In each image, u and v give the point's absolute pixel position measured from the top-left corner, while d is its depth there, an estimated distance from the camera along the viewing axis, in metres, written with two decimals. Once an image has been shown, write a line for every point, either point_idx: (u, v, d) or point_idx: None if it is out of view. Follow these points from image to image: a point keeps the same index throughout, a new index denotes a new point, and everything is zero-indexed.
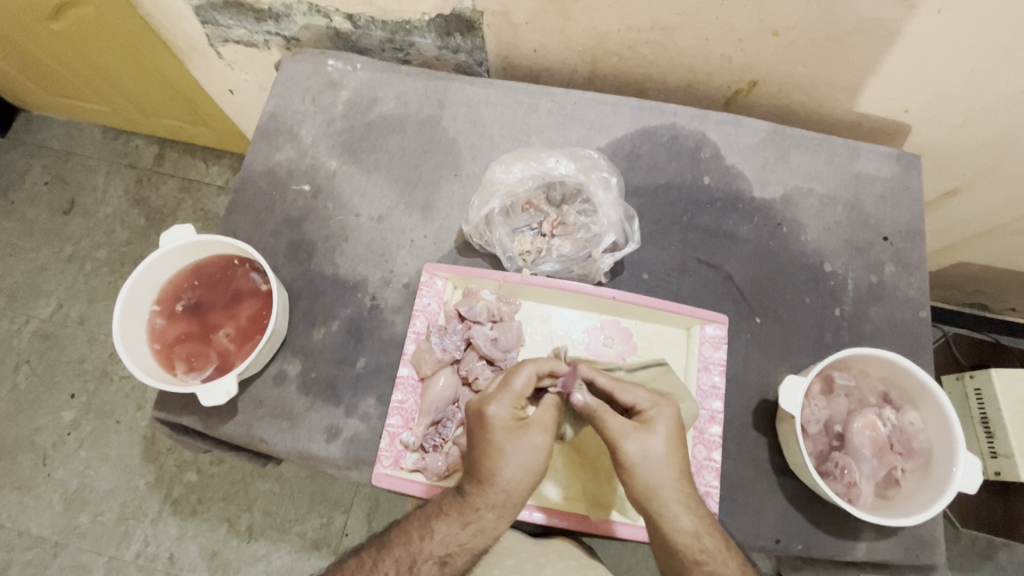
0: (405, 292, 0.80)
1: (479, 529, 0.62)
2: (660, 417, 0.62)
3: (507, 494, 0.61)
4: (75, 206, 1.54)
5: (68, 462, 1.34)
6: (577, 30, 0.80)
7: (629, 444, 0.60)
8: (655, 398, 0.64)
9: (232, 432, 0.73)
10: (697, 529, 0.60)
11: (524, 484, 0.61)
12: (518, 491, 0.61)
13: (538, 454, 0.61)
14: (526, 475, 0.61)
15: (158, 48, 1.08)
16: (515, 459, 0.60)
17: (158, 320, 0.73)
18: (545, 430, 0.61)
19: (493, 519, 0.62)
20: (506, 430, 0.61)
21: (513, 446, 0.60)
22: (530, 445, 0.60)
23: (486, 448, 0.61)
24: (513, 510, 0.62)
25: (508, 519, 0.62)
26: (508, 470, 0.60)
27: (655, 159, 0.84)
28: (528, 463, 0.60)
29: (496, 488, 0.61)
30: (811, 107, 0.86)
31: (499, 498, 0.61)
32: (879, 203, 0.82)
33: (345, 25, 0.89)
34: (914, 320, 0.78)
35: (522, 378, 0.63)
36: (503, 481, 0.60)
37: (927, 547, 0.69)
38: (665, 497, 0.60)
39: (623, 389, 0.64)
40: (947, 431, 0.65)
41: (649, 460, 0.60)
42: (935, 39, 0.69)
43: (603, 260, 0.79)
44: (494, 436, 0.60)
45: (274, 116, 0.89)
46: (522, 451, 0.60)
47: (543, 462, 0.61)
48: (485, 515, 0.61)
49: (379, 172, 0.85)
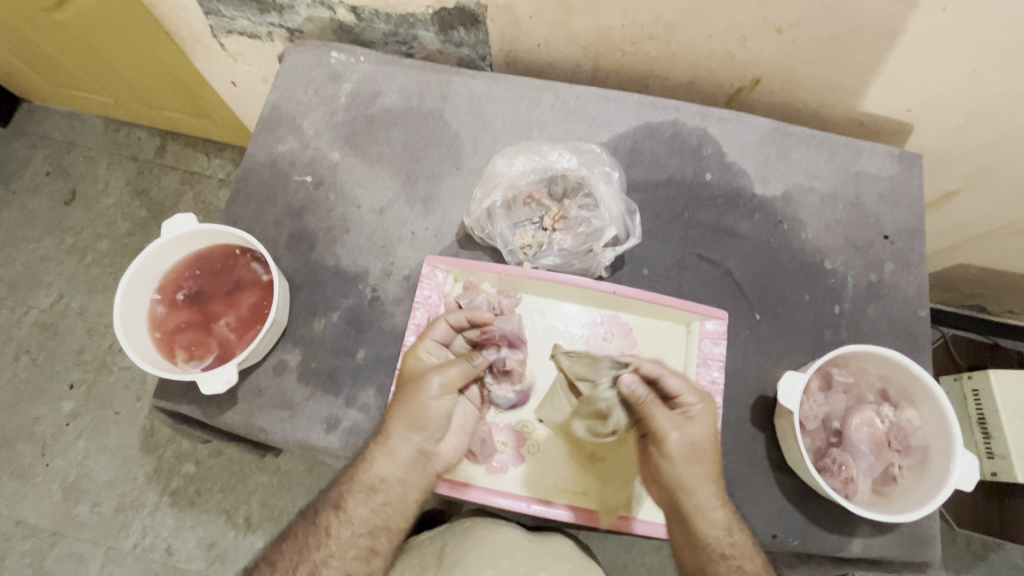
0: (405, 284, 0.80)
1: (366, 462, 0.67)
2: (701, 414, 0.65)
3: (387, 427, 0.67)
4: (76, 197, 1.54)
5: (67, 452, 1.35)
6: (581, 24, 0.80)
7: (675, 433, 0.64)
8: (692, 389, 0.66)
9: (232, 421, 0.73)
10: (728, 522, 0.64)
11: (405, 419, 0.67)
12: (402, 425, 0.67)
13: (423, 393, 0.67)
14: (410, 412, 0.67)
15: (161, 40, 1.08)
16: (402, 391, 0.68)
17: (160, 308, 0.73)
18: (440, 374, 0.67)
19: (376, 456, 0.67)
20: (410, 365, 0.69)
21: (408, 380, 0.68)
22: (417, 379, 0.68)
23: (396, 387, 0.70)
24: (392, 446, 0.66)
25: (390, 460, 0.66)
26: (398, 400, 0.68)
27: (657, 155, 0.84)
28: (411, 400, 0.67)
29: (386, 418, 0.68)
30: (812, 106, 0.86)
31: (382, 429, 0.68)
32: (880, 201, 0.82)
33: (348, 18, 0.89)
34: (913, 319, 0.78)
35: (439, 329, 0.71)
36: (393, 417, 0.67)
37: (923, 543, 0.69)
38: (701, 493, 0.64)
39: (669, 376, 0.65)
40: (945, 428, 0.65)
41: (689, 453, 0.64)
42: (938, 39, 0.69)
43: (604, 254, 0.79)
44: (404, 374, 0.69)
45: (277, 107, 0.89)
46: (411, 389, 0.67)
47: (424, 402, 0.67)
48: (372, 450, 0.67)
49: (381, 165, 0.86)
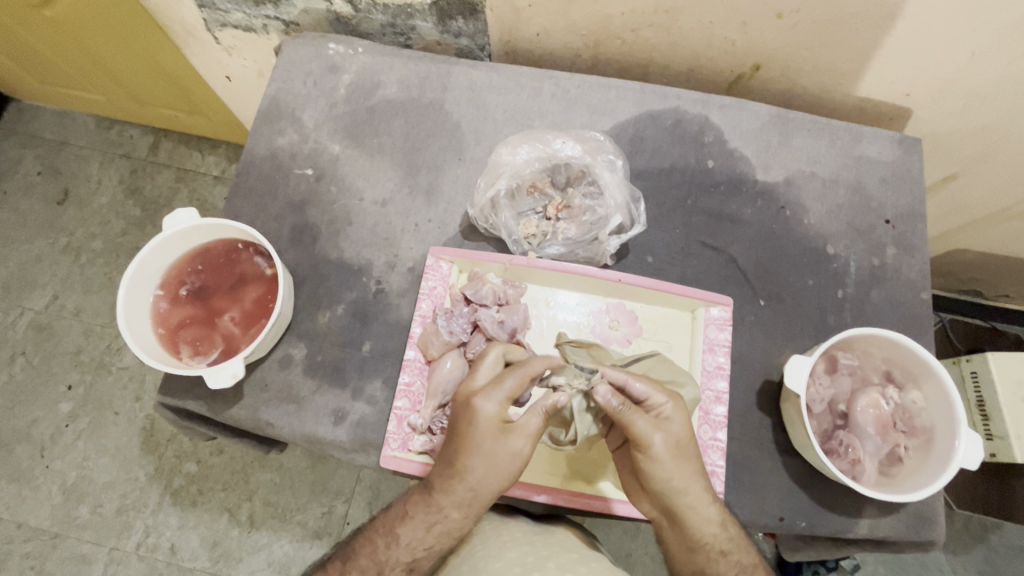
0: (409, 276, 0.80)
1: (448, 523, 0.64)
2: (674, 416, 0.63)
3: (463, 487, 0.63)
4: (69, 197, 1.53)
5: (67, 454, 1.34)
6: (581, 13, 0.80)
7: (658, 439, 0.61)
8: (659, 388, 0.64)
9: (238, 416, 0.73)
10: (722, 518, 0.64)
11: (494, 485, 0.63)
12: (489, 491, 0.63)
13: (515, 459, 0.62)
14: (500, 481, 0.62)
15: (152, 33, 1.06)
16: (489, 462, 0.62)
17: (162, 304, 0.72)
18: (531, 437, 0.62)
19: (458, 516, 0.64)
20: (488, 432, 0.62)
21: (490, 448, 0.62)
22: (506, 449, 0.62)
23: (466, 448, 0.62)
24: (481, 509, 0.64)
25: (475, 518, 0.65)
26: (478, 464, 0.62)
27: (659, 142, 0.84)
28: (496, 465, 0.62)
29: (465, 482, 0.62)
30: (813, 90, 0.86)
31: (467, 495, 0.63)
32: (881, 185, 0.83)
33: (345, 9, 0.88)
34: (915, 302, 0.79)
35: (515, 380, 0.63)
36: (476, 484, 0.62)
37: (927, 523, 0.70)
38: (691, 493, 0.62)
39: (633, 381, 0.63)
40: (950, 408, 0.65)
41: (677, 457, 0.62)
42: (937, 22, 0.69)
43: (609, 242, 0.79)
44: (481, 439, 0.62)
45: (275, 99, 0.88)
46: (503, 457, 0.62)
47: (519, 467, 0.63)
48: (452, 514, 0.64)
49: (382, 157, 0.85)
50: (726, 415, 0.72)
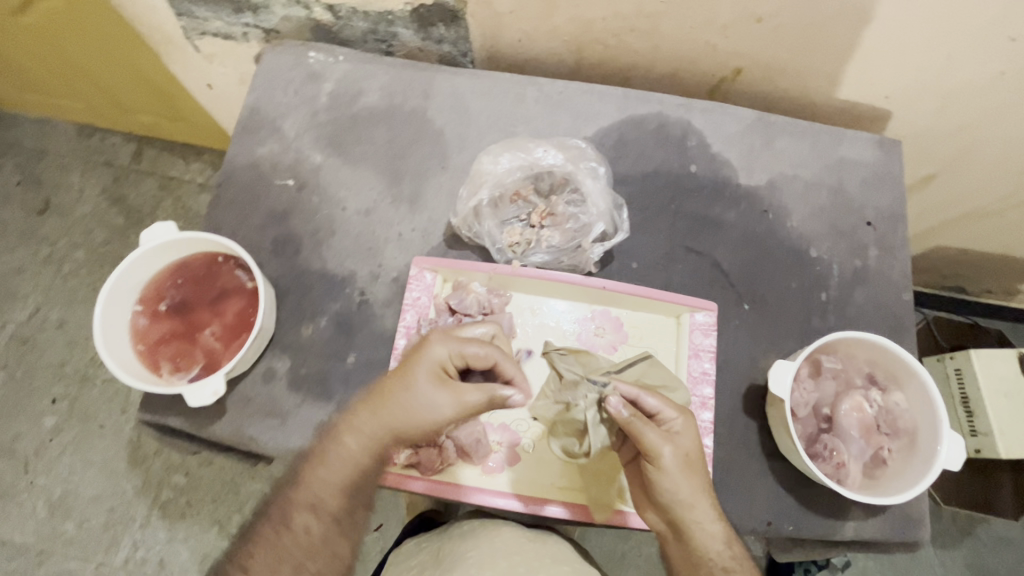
0: (394, 286, 0.79)
1: (347, 458, 0.62)
2: (683, 429, 0.62)
3: (371, 418, 0.62)
4: (50, 207, 1.50)
5: (51, 469, 1.32)
6: (563, 18, 0.80)
7: (667, 450, 0.60)
8: (671, 403, 0.62)
9: (221, 432, 0.72)
10: (726, 534, 0.62)
11: (401, 423, 0.60)
12: (393, 427, 0.61)
13: (431, 410, 0.60)
14: (408, 424, 0.60)
15: (131, 40, 1.04)
16: (410, 401, 0.60)
17: (141, 320, 0.71)
18: (459, 402, 0.60)
19: (355, 457, 0.62)
20: (424, 372, 0.60)
21: (414, 387, 0.60)
22: (428, 398, 0.60)
23: (396, 378, 0.61)
24: (379, 444, 0.61)
25: (371, 456, 0.62)
26: (396, 402, 0.60)
27: (642, 147, 0.84)
28: (412, 407, 0.60)
29: (375, 412, 0.61)
30: (795, 94, 0.86)
31: (369, 431, 0.61)
32: (863, 187, 0.83)
33: (326, 17, 0.87)
34: (898, 303, 0.79)
35: (478, 349, 0.62)
36: (387, 415, 0.61)
37: (912, 524, 0.70)
38: (697, 507, 0.61)
39: (645, 395, 0.62)
40: (932, 411, 0.66)
41: (685, 469, 0.61)
42: (913, 24, 0.69)
43: (593, 249, 0.79)
44: (415, 371, 0.60)
45: (256, 109, 0.87)
46: (424, 400, 0.60)
47: (430, 421, 0.60)
48: (353, 439, 0.62)
49: (365, 165, 0.84)
50: (712, 421, 0.72)
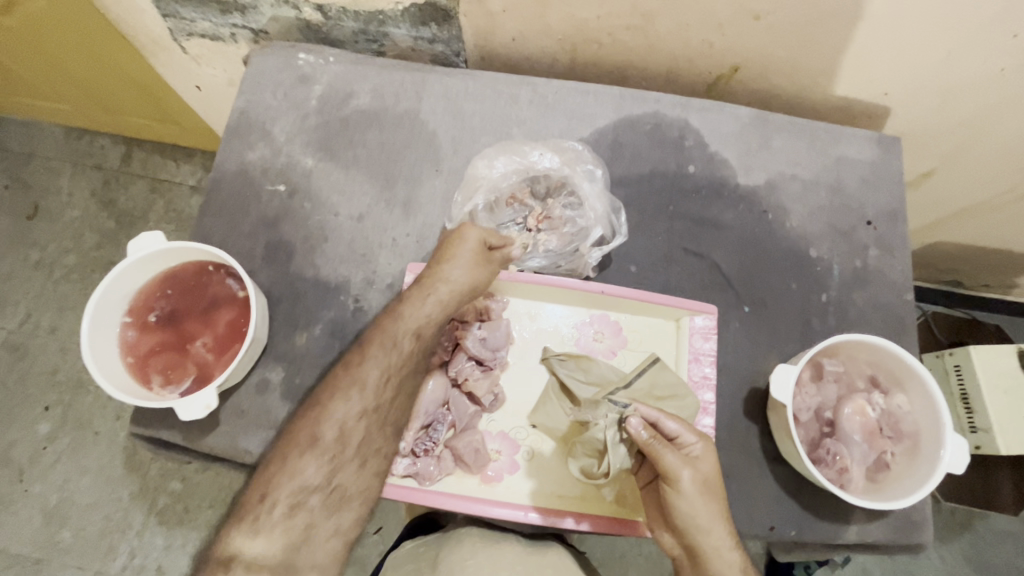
0: (388, 292, 0.78)
1: (411, 336, 0.68)
2: (701, 453, 0.60)
3: (436, 293, 0.69)
4: (39, 211, 1.48)
5: (46, 477, 1.30)
6: (556, 17, 0.78)
7: (686, 473, 0.59)
8: (690, 427, 0.61)
9: (215, 444, 0.71)
10: (741, 562, 0.60)
11: (442, 287, 0.69)
12: (436, 291, 0.69)
13: (469, 274, 0.70)
14: (447, 287, 0.69)
15: (117, 41, 1.02)
16: (450, 265, 0.69)
17: (131, 333, 0.69)
18: (489, 264, 0.71)
19: (411, 347, 0.68)
20: (461, 242, 0.70)
21: (453, 257, 0.70)
22: (466, 265, 0.70)
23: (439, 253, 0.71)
24: (423, 308, 0.68)
25: (416, 322, 0.68)
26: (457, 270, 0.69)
27: (639, 147, 0.83)
28: (451, 271, 0.69)
29: (444, 284, 0.69)
30: (793, 91, 0.85)
31: (431, 308, 0.69)
32: (862, 185, 0.82)
33: (315, 17, 0.85)
34: (898, 303, 0.79)
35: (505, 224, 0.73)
36: (431, 282, 0.69)
37: (914, 526, 0.70)
38: (714, 532, 0.60)
39: (665, 419, 0.60)
40: (935, 414, 0.65)
41: (704, 493, 0.59)
42: (913, 20, 0.68)
43: (590, 253, 0.78)
44: (454, 246, 0.70)
45: (244, 112, 0.85)
46: (462, 267, 0.69)
47: (468, 283, 0.70)
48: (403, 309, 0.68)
49: (357, 169, 0.83)
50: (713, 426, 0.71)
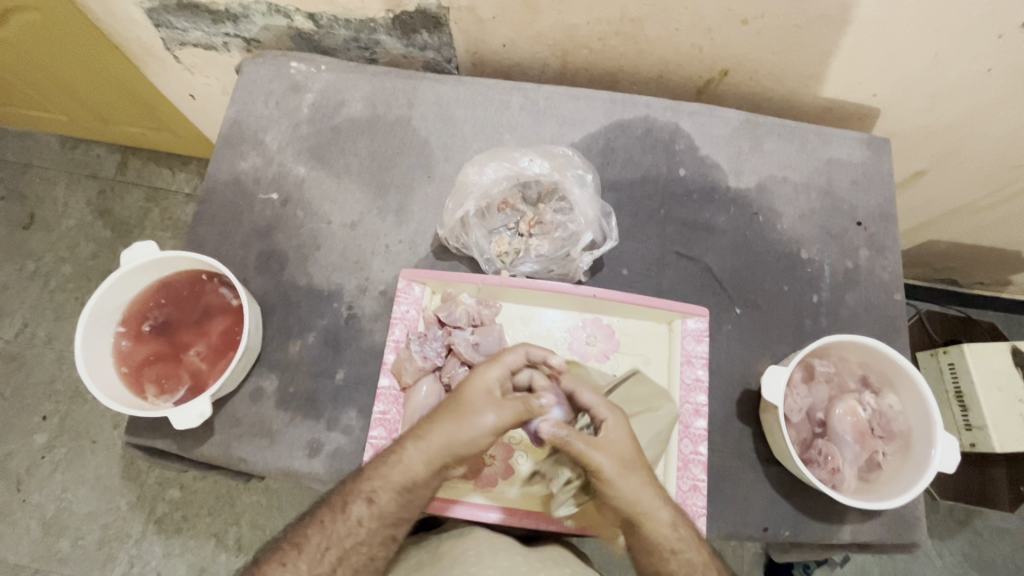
0: (382, 299, 0.78)
1: (363, 505, 0.62)
2: (613, 430, 0.61)
3: (406, 459, 0.62)
4: (35, 221, 1.48)
5: (44, 487, 1.30)
6: (546, 23, 0.79)
7: (597, 454, 0.59)
8: (605, 403, 0.63)
9: (210, 453, 0.71)
10: (673, 519, 0.61)
11: (442, 436, 0.61)
12: (437, 438, 0.61)
13: (474, 426, 0.60)
14: (449, 433, 0.61)
15: (110, 53, 1.03)
16: (459, 409, 0.62)
17: (124, 343, 0.69)
18: (498, 410, 0.61)
19: (361, 515, 0.62)
20: (473, 384, 0.62)
21: (464, 402, 0.62)
22: (473, 413, 0.61)
23: (449, 396, 0.64)
24: (420, 454, 0.62)
25: (404, 475, 0.62)
26: (432, 433, 0.62)
27: (631, 152, 0.83)
28: (459, 420, 0.61)
29: (416, 448, 0.62)
30: (782, 94, 0.86)
31: (384, 482, 0.62)
32: (852, 187, 0.83)
33: (307, 25, 0.86)
34: (889, 303, 0.79)
35: (515, 354, 0.65)
36: (433, 429, 0.62)
37: (908, 525, 0.70)
38: (644, 501, 0.60)
39: (580, 391, 0.64)
40: (925, 412, 0.66)
41: (623, 469, 0.60)
42: (899, 24, 0.69)
43: (582, 258, 0.78)
44: (466, 388, 0.63)
45: (237, 122, 0.85)
46: (468, 416, 0.61)
47: (473, 437, 0.60)
48: (404, 448, 0.63)
49: (350, 177, 0.83)
50: (706, 428, 0.72)
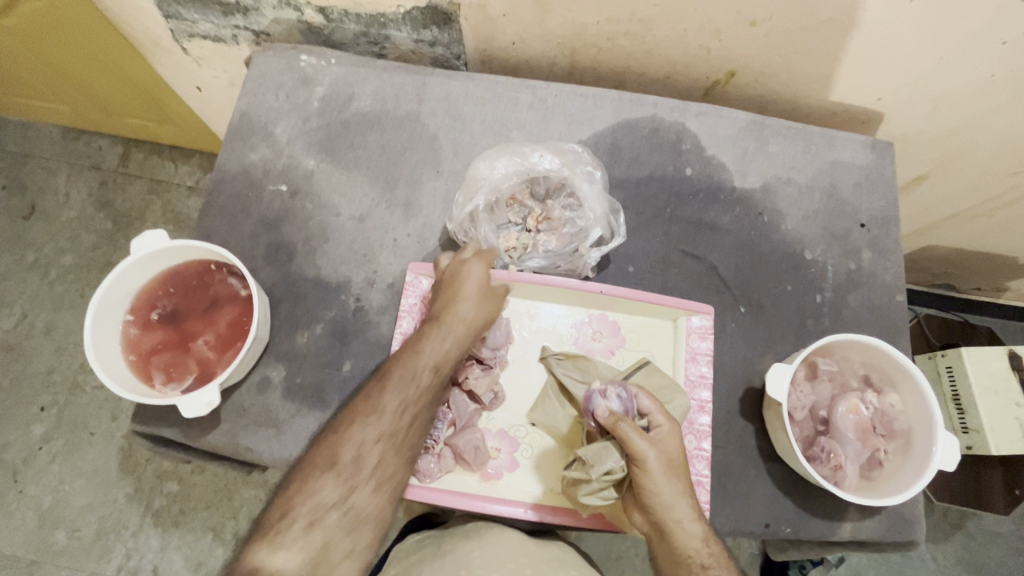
0: (389, 292, 0.78)
1: (430, 371, 0.65)
2: (665, 430, 0.62)
3: (449, 332, 0.68)
4: (36, 211, 1.48)
5: (41, 478, 1.29)
6: (556, 22, 0.79)
7: (652, 451, 0.60)
8: (661, 408, 0.63)
9: (215, 442, 0.71)
10: (705, 533, 0.62)
11: (470, 313, 0.69)
12: (467, 316, 0.69)
13: (489, 301, 0.71)
14: (476, 310, 0.70)
15: (118, 43, 1.03)
16: (470, 295, 0.70)
17: (133, 331, 0.70)
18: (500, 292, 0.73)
19: (427, 380, 0.65)
20: (473, 274, 0.71)
21: (471, 288, 0.70)
22: (485, 294, 0.71)
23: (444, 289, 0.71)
24: (457, 336, 0.68)
25: (453, 347, 0.68)
26: (463, 315, 0.69)
27: (637, 151, 0.84)
28: (474, 299, 0.70)
29: (456, 323, 0.68)
30: (787, 96, 0.87)
31: (450, 346, 0.68)
32: (856, 190, 0.84)
33: (317, 19, 0.86)
34: (891, 305, 0.80)
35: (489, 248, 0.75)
36: (458, 314, 0.69)
37: (907, 523, 0.71)
38: (679, 508, 0.61)
39: (640, 396, 0.64)
40: (926, 411, 0.67)
41: (670, 470, 0.60)
42: (905, 30, 0.70)
43: (590, 254, 0.79)
44: (469, 279, 0.71)
45: (246, 114, 0.86)
46: (481, 299, 0.71)
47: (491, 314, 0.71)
48: (443, 329, 0.68)
49: (358, 171, 0.83)
50: (709, 424, 0.73)
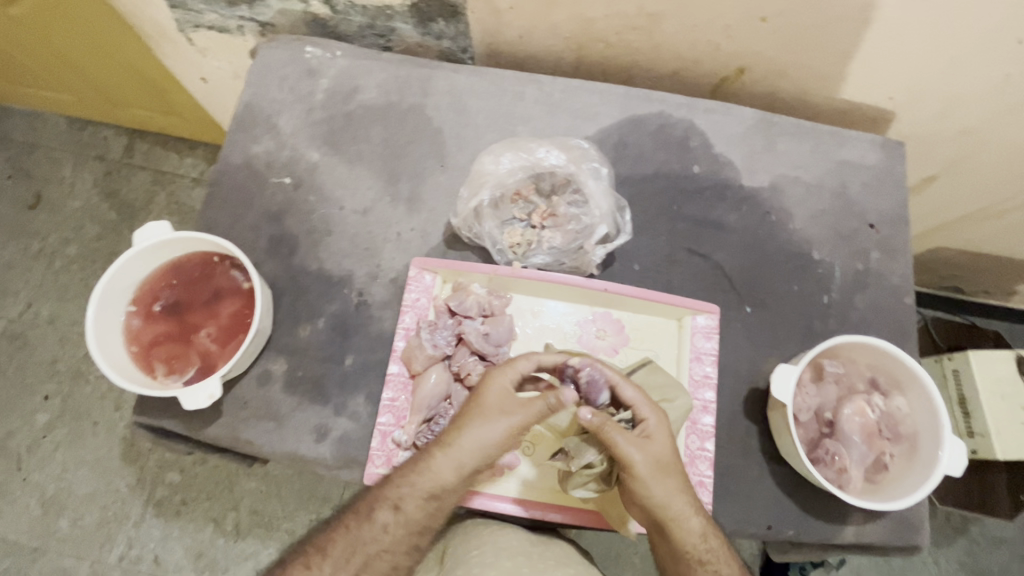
0: (392, 287, 0.78)
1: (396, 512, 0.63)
2: (653, 425, 0.61)
3: (436, 468, 0.63)
4: (41, 201, 1.48)
5: (44, 467, 1.30)
6: (564, 16, 0.78)
7: (638, 455, 0.59)
8: (647, 400, 0.62)
9: (216, 435, 0.71)
10: (704, 529, 0.62)
11: (475, 440, 0.62)
12: (468, 442, 0.62)
13: (496, 427, 0.62)
14: (479, 436, 0.62)
15: (123, 33, 1.02)
16: (478, 415, 0.63)
17: (135, 321, 0.69)
18: (514, 412, 0.62)
19: (386, 521, 0.64)
20: (488, 389, 0.63)
21: (485, 405, 0.63)
22: (492, 420, 0.62)
23: (469, 400, 0.65)
24: (457, 459, 0.62)
25: (453, 472, 0.63)
26: (466, 440, 0.62)
27: (644, 148, 0.83)
28: (478, 420, 0.62)
29: (445, 456, 0.63)
30: (796, 94, 0.86)
31: (434, 479, 0.63)
32: (865, 190, 0.83)
33: (322, 10, 0.85)
34: (898, 307, 0.79)
35: (526, 362, 0.64)
36: (458, 441, 0.63)
37: (911, 528, 0.70)
38: (674, 506, 0.61)
39: (622, 386, 0.62)
40: (933, 415, 0.66)
41: (659, 470, 0.60)
42: (918, 28, 0.69)
43: (595, 251, 0.78)
44: (484, 395, 0.63)
45: (250, 105, 0.85)
46: (488, 425, 0.62)
47: (499, 442, 0.62)
48: (433, 456, 0.63)
49: (362, 164, 0.83)
50: (714, 424, 0.72)
